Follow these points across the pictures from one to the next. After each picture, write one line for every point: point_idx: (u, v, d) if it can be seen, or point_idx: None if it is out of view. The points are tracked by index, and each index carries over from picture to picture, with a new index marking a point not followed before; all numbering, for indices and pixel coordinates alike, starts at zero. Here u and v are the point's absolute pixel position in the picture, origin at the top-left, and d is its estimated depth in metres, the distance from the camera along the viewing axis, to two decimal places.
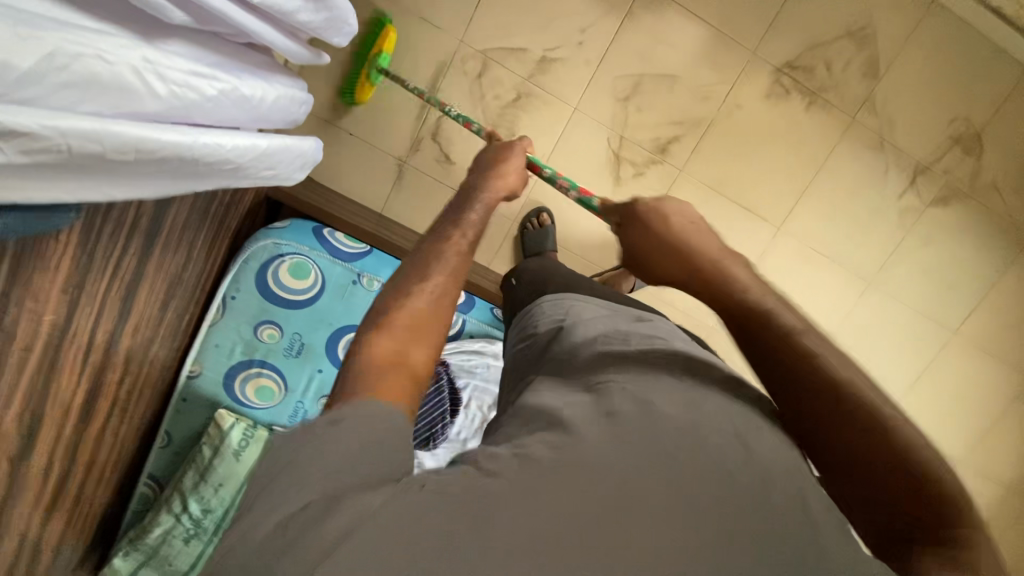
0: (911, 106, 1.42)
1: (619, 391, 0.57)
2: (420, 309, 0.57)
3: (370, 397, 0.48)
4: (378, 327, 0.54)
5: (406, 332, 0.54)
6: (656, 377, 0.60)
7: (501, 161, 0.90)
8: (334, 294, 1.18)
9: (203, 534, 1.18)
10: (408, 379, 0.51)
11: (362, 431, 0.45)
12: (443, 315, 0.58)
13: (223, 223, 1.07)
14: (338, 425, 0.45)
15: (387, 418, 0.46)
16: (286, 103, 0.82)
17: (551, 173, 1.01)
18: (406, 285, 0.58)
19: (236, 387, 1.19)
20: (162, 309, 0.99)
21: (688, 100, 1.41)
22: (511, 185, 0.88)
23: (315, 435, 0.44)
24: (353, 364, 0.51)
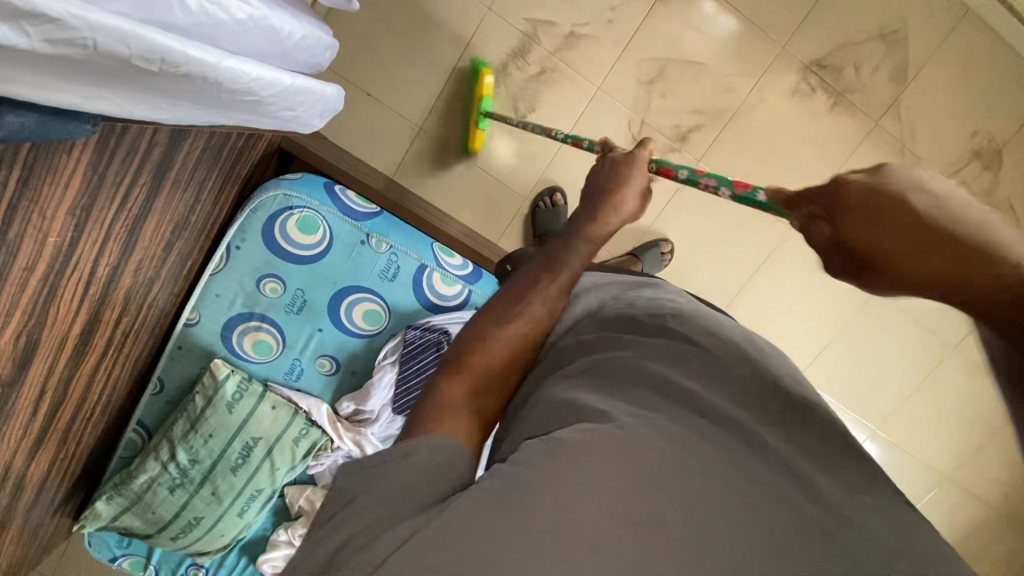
0: (934, 116, 1.40)
1: (637, 374, 0.54)
2: (503, 350, 0.57)
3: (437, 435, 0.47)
4: (457, 367, 0.54)
5: (480, 378, 0.54)
6: (677, 355, 0.57)
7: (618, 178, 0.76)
8: (341, 253, 1.15)
9: (189, 484, 1.17)
10: (475, 425, 0.50)
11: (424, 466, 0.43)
12: (518, 363, 0.58)
13: (235, 169, 1.05)
14: (408, 460, 0.43)
15: (453, 458, 0.45)
16: (313, 45, 0.79)
17: (689, 172, 0.73)
18: (485, 330, 0.58)
19: (233, 339, 1.17)
20: (166, 250, 0.97)
21: (712, 89, 1.39)
22: (626, 213, 0.75)
23: (386, 465, 0.43)
24: (423, 404, 0.51)
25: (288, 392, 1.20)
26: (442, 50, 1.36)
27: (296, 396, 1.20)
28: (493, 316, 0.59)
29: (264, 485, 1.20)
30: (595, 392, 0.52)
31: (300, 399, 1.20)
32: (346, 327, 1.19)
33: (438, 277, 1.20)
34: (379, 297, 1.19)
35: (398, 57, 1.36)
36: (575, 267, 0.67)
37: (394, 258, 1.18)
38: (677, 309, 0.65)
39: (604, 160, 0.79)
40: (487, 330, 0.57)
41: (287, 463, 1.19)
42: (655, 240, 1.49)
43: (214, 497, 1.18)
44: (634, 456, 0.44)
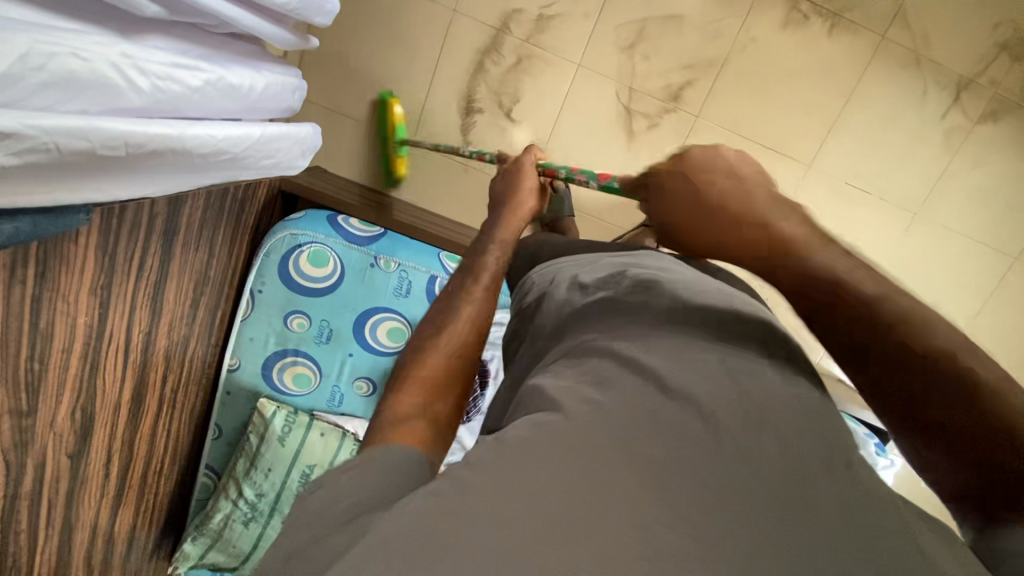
0: (947, 16, 1.29)
1: (600, 355, 0.53)
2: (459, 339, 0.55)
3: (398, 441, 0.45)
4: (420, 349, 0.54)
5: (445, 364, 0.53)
6: (649, 332, 0.55)
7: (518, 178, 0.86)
8: (354, 279, 1.18)
9: (260, 516, 1.26)
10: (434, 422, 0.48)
11: (377, 470, 0.42)
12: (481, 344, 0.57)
13: (241, 220, 1.10)
14: (368, 462, 0.42)
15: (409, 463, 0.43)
16: (279, 90, 0.82)
17: (566, 171, 0.93)
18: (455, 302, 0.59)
19: (274, 377, 1.24)
20: (192, 306, 1.04)
21: (698, 41, 1.33)
22: (528, 209, 0.82)
23: (343, 476, 0.41)
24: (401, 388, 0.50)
25: (334, 418, 1.26)
26: (420, 64, 1.37)
27: (342, 420, 1.26)
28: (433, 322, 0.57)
29: None
30: (558, 375, 0.52)
31: (346, 423, 1.26)
32: (373, 347, 1.23)
33: None
34: (399, 314, 1.20)
35: (377, 79, 1.38)
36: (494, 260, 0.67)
37: (404, 275, 1.19)
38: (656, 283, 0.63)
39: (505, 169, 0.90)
40: (444, 314, 0.58)
41: None
42: None
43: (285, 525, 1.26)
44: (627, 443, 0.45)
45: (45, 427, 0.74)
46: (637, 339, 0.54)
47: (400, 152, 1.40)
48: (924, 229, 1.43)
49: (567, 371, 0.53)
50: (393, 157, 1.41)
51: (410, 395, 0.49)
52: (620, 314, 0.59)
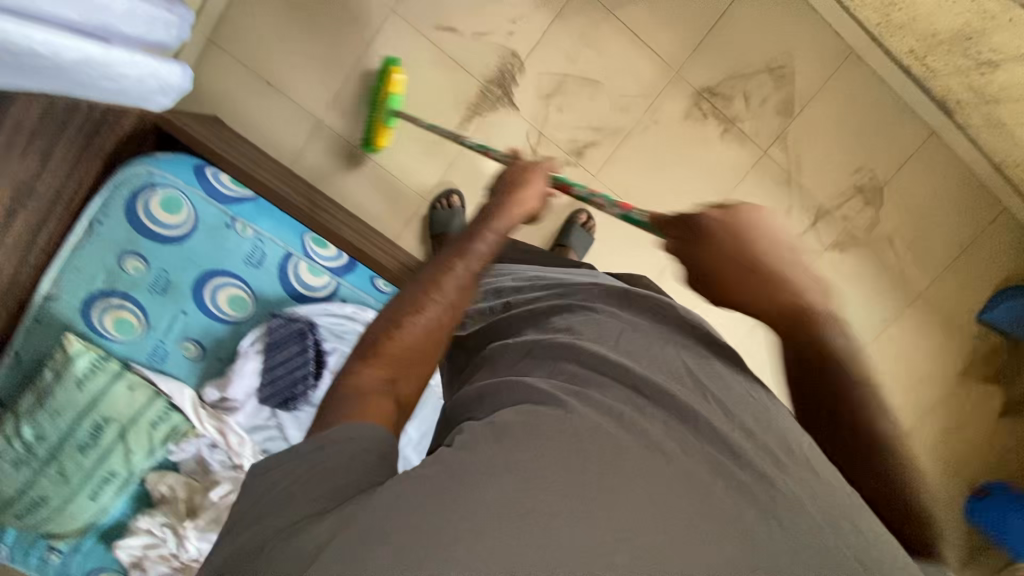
0: (818, 151, 1.46)
1: (570, 359, 0.75)
2: (407, 346, 0.72)
3: (354, 423, 0.63)
4: (369, 355, 0.71)
5: (390, 360, 0.71)
6: (606, 346, 0.77)
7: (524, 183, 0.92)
8: (206, 236, 1.14)
9: (34, 462, 1.16)
10: (383, 406, 0.67)
11: (326, 462, 0.59)
12: (429, 346, 0.74)
13: (93, 143, 1.05)
14: (322, 449, 0.60)
15: (365, 442, 0.62)
16: (147, 23, 0.81)
17: (584, 190, 0.96)
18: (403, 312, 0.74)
19: (94, 316, 1.16)
20: (5, 215, 0.96)
21: (609, 107, 1.43)
22: (529, 212, 0.91)
23: (302, 460, 0.60)
24: (348, 387, 0.68)
25: (150, 374, 1.20)
26: (346, 49, 1.37)
27: (157, 378, 1.20)
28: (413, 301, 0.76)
29: (118, 468, 1.21)
30: (529, 374, 0.75)
31: (161, 382, 1.20)
32: (210, 312, 1.18)
33: (304, 267, 1.19)
34: (244, 283, 1.17)
35: (299, 52, 1.37)
36: (480, 264, 0.82)
37: (260, 245, 1.16)
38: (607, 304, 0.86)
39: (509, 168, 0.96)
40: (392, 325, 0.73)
41: (143, 447, 1.21)
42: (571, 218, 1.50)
43: (61, 476, 1.17)
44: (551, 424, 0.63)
45: None
46: (593, 339, 0.78)
47: (387, 124, 1.36)
48: (768, 328, 1.60)
49: (538, 371, 0.75)
50: (379, 125, 1.37)
51: (366, 391, 0.68)
52: (562, 319, 0.84)
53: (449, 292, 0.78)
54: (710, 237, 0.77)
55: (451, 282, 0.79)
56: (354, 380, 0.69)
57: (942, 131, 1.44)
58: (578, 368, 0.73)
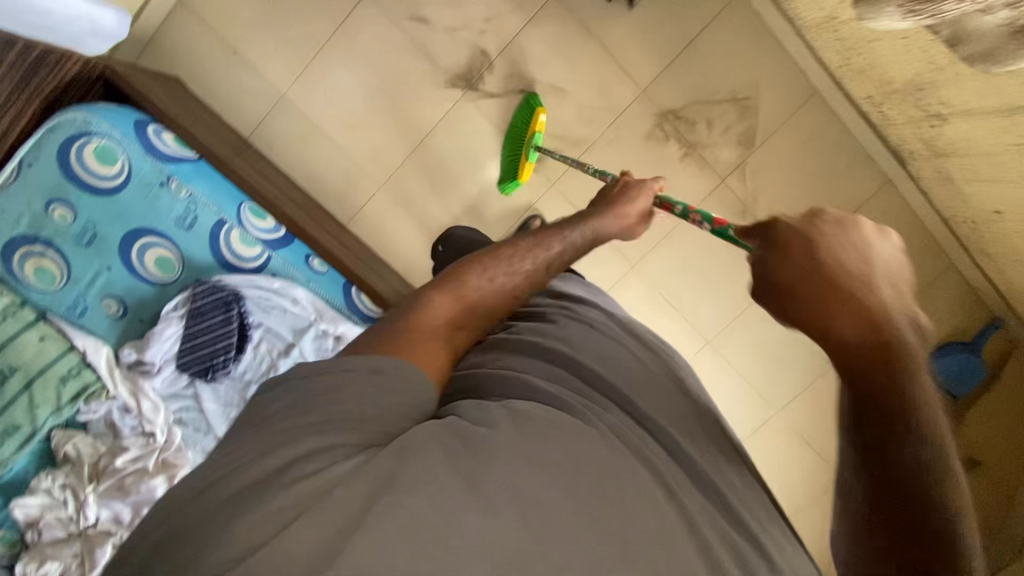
0: (776, 185, 1.47)
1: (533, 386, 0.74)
2: (477, 300, 0.77)
3: (408, 359, 0.64)
4: (441, 291, 0.75)
5: (456, 308, 0.75)
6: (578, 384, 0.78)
7: (625, 198, 1.01)
8: (138, 192, 1.12)
9: None
10: (434, 351, 0.68)
11: (374, 387, 0.59)
12: (485, 309, 0.78)
13: (30, 82, 1.05)
14: (372, 375, 0.60)
15: (409, 383, 0.62)
16: None
17: (683, 209, 0.94)
18: (477, 270, 0.80)
19: (13, 262, 1.12)
20: None
21: (574, 118, 1.43)
22: (628, 221, 1.00)
23: (355, 375, 0.59)
24: (414, 315, 0.71)
25: (65, 327, 1.16)
26: (318, 27, 1.36)
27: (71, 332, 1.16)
28: (499, 260, 0.82)
29: (20, 421, 1.16)
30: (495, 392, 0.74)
31: (76, 337, 1.17)
32: (136, 271, 1.16)
33: (237, 236, 1.19)
34: (173, 245, 1.15)
35: (270, 24, 1.36)
36: (567, 254, 0.90)
37: (192, 208, 1.15)
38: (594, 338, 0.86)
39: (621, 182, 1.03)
40: (464, 276, 0.78)
41: (49, 403, 1.17)
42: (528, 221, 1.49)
43: None
44: (531, 439, 0.62)
45: None
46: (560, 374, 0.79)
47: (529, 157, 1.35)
48: (728, 373, 1.59)
49: (505, 390, 0.74)
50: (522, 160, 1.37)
51: (424, 326, 0.70)
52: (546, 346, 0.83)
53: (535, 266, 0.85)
54: (790, 248, 0.60)
55: (541, 261, 0.87)
56: (422, 311, 0.71)
57: (895, 180, 1.46)
58: (580, 384, 0.78)
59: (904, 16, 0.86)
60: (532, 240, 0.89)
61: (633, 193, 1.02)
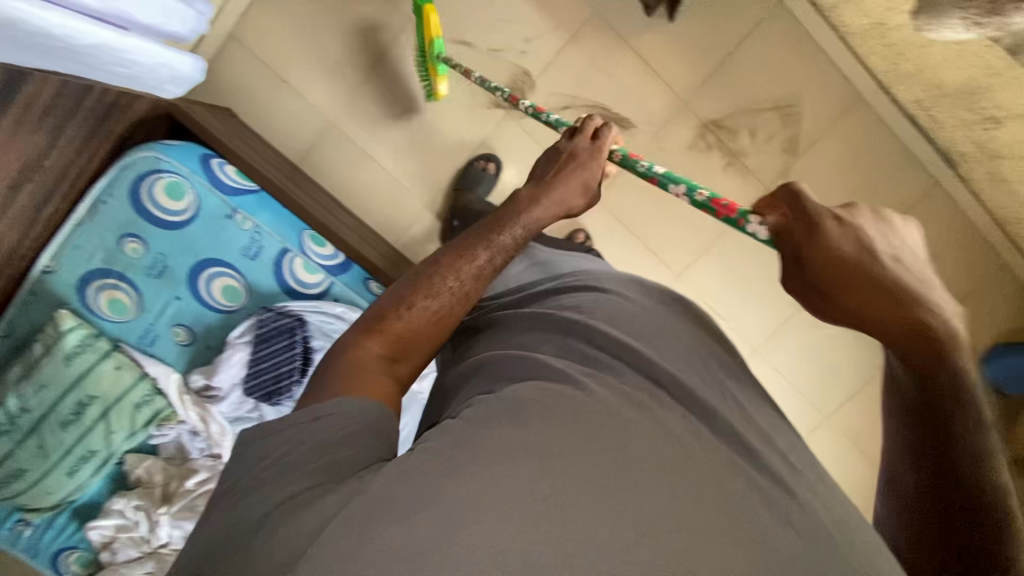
0: (821, 190, 1.47)
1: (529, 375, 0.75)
2: (412, 324, 0.78)
3: (349, 398, 0.68)
4: (371, 330, 0.77)
5: (392, 340, 0.77)
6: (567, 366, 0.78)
7: (564, 176, 0.93)
8: (205, 225, 1.17)
9: (15, 434, 1.17)
10: (377, 382, 0.72)
11: (333, 425, 0.65)
12: (429, 334, 0.80)
13: (105, 126, 1.07)
14: (318, 420, 0.65)
15: (356, 414, 0.66)
16: (165, 13, 0.82)
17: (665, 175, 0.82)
18: (404, 300, 0.80)
19: (88, 294, 1.17)
20: (13, 191, 0.98)
21: (616, 132, 1.44)
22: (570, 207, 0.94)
23: (301, 427, 0.65)
24: (347, 363, 0.74)
25: (138, 355, 1.21)
26: (363, 55, 1.40)
27: (144, 360, 1.21)
28: (417, 284, 0.82)
29: (98, 447, 1.20)
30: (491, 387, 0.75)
31: (149, 364, 1.21)
32: (203, 300, 1.20)
33: (299, 264, 1.23)
34: (239, 275, 1.20)
35: (317, 52, 1.40)
36: (502, 255, 0.87)
37: (257, 238, 1.20)
38: (583, 316, 0.85)
39: (564, 155, 0.95)
40: (394, 308, 0.79)
41: (125, 428, 1.20)
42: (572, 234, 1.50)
43: (40, 451, 1.17)
44: (515, 437, 0.64)
45: None
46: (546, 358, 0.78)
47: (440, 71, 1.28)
48: (775, 379, 1.59)
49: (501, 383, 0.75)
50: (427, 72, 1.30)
51: (361, 366, 0.73)
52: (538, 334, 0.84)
53: (470, 279, 0.83)
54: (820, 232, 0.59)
55: (472, 272, 0.84)
56: (355, 355, 0.75)
57: (944, 181, 1.45)
58: (588, 349, 0.81)
59: (968, 29, 0.86)
60: (455, 248, 0.86)
61: (570, 164, 0.94)
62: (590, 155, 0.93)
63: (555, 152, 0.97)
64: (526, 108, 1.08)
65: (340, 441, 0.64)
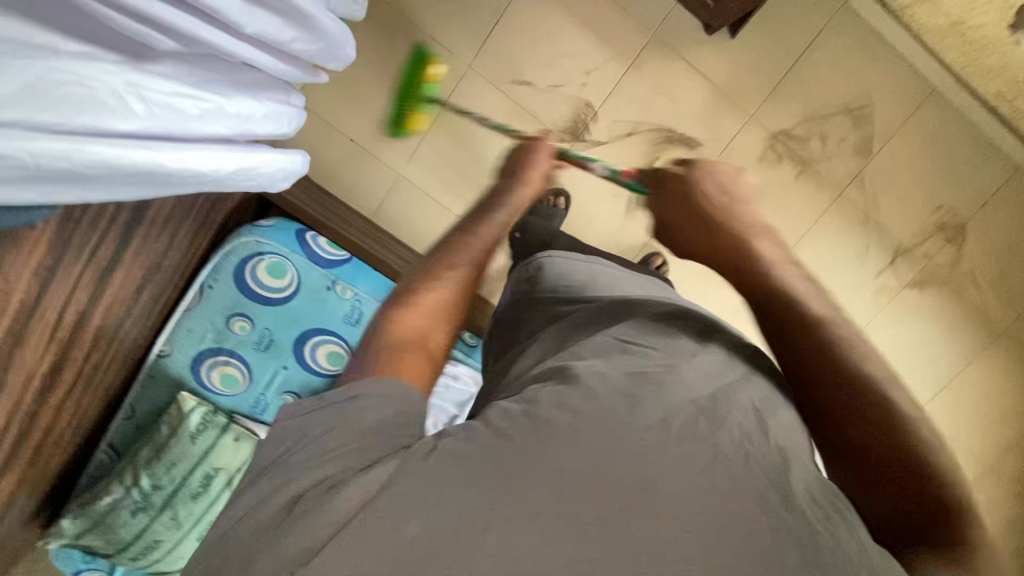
0: (897, 188, 1.44)
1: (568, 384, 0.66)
2: (442, 293, 0.69)
3: (383, 375, 0.58)
4: (401, 303, 0.67)
5: (425, 309, 0.67)
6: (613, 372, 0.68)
7: (526, 167, 0.95)
8: (307, 298, 1.23)
9: (150, 509, 1.22)
10: (416, 360, 0.61)
11: (365, 408, 0.54)
12: (457, 304, 0.70)
13: (208, 217, 1.13)
14: (353, 399, 0.55)
15: (389, 394, 0.56)
16: (275, 118, 0.84)
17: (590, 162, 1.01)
18: (428, 275, 0.71)
19: (202, 373, 1.23)
20: (137, 292, 1.03)
21: (684, 152, 1.44)
22: (536, 192, 0.95)
23: (332, 404, 0.55)
24: (382, 336, 0.63)
25: (253, 425, 1.26)
26: None
27: (260, 429, 1.26)
28: (438, 258, 0.74)
29: None
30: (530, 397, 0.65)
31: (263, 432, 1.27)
32: (310, 367, 1.25)
33: None
34: (342, 341, 1.24)
35: (379, 105, 1.41)
36: (496, 229, 0.83)
37: (358, 306, 1.25)
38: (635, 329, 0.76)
39: (513, 151, 1.00)
40: (421, 280, 0.70)
41: None
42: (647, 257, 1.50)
43: (175, 523, 1.23)
44: (559, 451, 0.57)
45: None
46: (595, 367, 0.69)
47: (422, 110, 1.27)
48: None
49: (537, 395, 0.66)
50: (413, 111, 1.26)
51: (398, 338, 0.62)
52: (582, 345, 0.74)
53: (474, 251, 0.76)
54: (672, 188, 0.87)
55: (477, 241, 0.79)
56: (391, 327, 0.64)
57: None
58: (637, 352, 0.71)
59: None
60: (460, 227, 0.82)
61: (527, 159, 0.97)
62: (535, 149, 0.98)
63: (508, 152, 1.02)
64: (492, 125, 1.15)
65: (382, 427, 0.54)
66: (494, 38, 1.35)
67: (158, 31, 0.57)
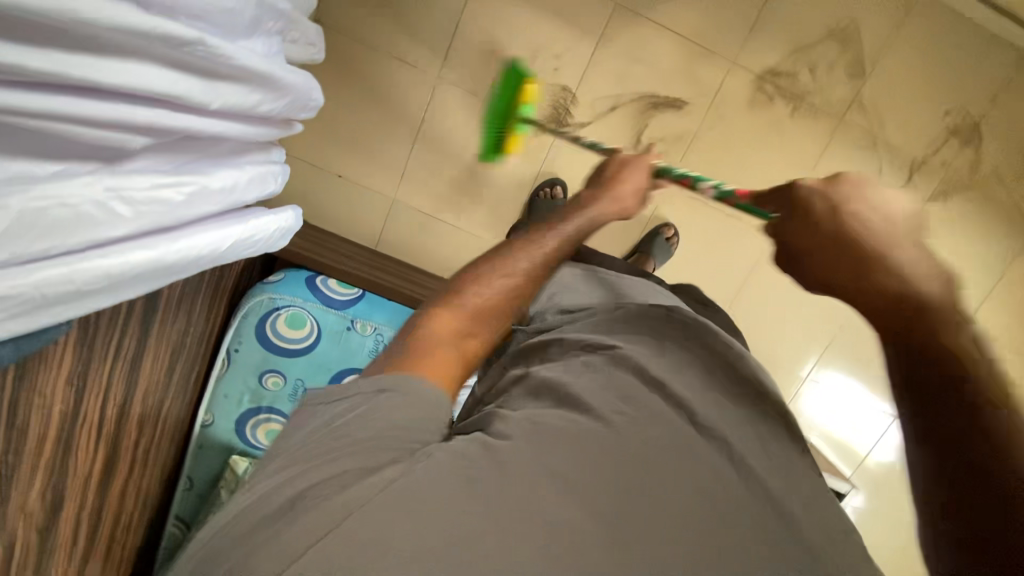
0: (900, 102, 1.38)
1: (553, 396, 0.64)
2: (491, 297, 0.70)
3: (420, 373, 0.59)
4: (449, 303, 0.68)
5: (472, 316, 0.67)
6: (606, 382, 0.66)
7: (620, 179, 0.92)
8: (331, 341, 1.23)
9: None
10: (447, 363, 0.62)
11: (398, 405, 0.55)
12: (501, 312, 0.70)
13: (218, 285, 1.14)
14: (386, 394, 0.56)
15: (423, 393, 0.57)
16: (260, 180, 0.84)
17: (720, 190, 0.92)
18: (476, 279, 0.72)
19: (247, 433, 1.25)
20: (168, 372, 1.06)
21: (671, 114, 1.40)
22: (629, 203, 0.91)
23: (368, 401, 0.55)
24: (423, 337, 0.63)
25: None
26: (403, 124, 1.40)
27: None
28: (488, 263, 0.74)
29: None
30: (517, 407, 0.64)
31: None
32: None
33: None
34: None
35: (358, 136, 1.40)
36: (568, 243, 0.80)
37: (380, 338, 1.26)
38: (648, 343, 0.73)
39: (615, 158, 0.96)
40: (472, 282, 0.71)
41: None
42: (656, 228, 1.48)
43: None
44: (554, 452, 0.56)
45: (18, 508, 0.74)
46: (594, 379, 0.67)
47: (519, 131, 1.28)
48: None
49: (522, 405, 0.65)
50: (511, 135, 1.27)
51: (437, 340, 0.63)
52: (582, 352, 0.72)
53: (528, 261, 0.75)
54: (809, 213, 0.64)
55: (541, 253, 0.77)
56: (431, 326, 0.65)
57: None
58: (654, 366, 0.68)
59: None
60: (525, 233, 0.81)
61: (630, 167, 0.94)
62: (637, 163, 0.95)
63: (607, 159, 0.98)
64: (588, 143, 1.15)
65: (381, 434, 0.53)
66: (456, 44, 1.33)
67: (125, 132, 0.56)
